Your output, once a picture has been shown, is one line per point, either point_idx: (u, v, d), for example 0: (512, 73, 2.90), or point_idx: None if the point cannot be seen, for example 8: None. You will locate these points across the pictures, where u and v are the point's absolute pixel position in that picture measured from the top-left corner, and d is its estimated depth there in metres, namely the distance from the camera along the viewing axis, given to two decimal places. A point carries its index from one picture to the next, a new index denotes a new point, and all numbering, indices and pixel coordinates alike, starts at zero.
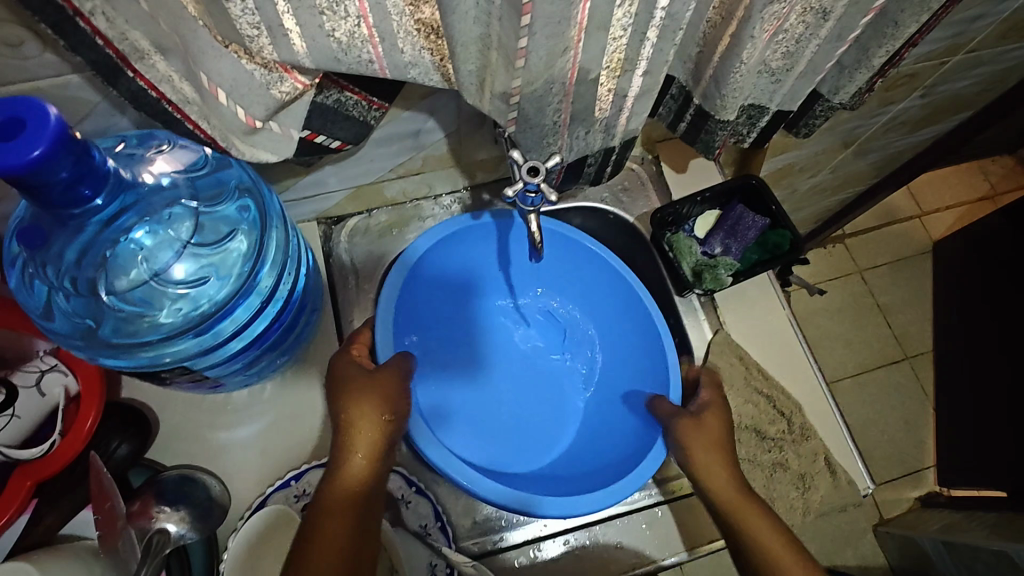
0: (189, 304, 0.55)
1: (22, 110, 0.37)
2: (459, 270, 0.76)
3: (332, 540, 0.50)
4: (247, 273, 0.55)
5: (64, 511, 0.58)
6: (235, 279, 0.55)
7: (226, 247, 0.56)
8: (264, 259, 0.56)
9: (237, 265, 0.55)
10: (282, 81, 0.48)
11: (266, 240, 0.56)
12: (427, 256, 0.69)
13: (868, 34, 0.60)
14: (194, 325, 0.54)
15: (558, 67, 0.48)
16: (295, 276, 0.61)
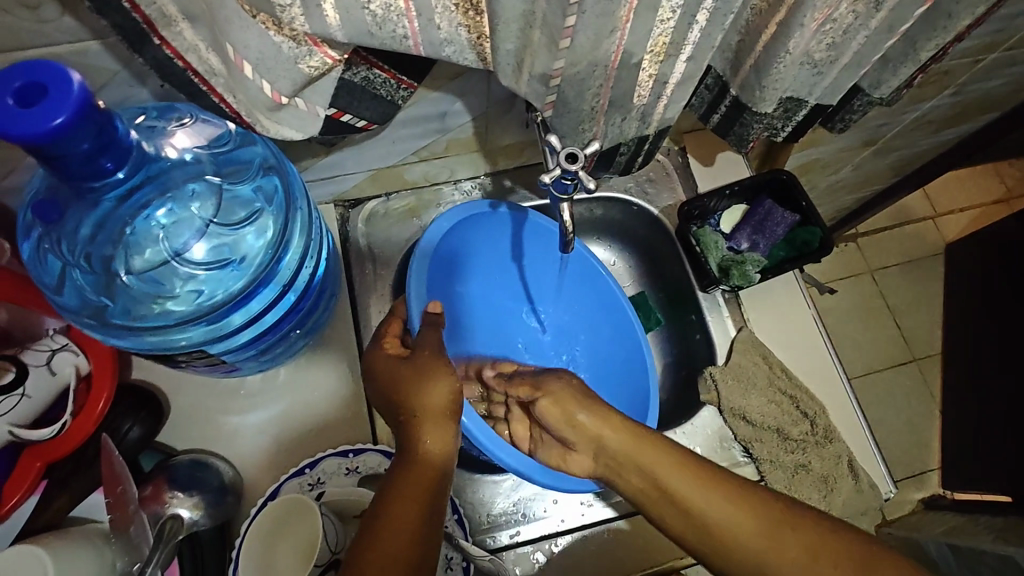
0: (202, 290, 0.52)
1: (43, 76, 0.35)
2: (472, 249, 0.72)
3: (400, 527, 0.45)
4: (265, 261, 0.53)
5: (74, 494, 0.57)
6: (253, 269, 0.53)
7: (243, 231, 0.53)
8: (286, 248, 0.54)
9: (255, 252, 0.53)
10: (311, 55, 0.45)
11: (287, 227, 0.54)
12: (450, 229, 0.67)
13: (919, 26, 0.58)
14: (204, 313, 0.51)
15: (603, 49, 0.46)
16: (314, 264, 0.59)
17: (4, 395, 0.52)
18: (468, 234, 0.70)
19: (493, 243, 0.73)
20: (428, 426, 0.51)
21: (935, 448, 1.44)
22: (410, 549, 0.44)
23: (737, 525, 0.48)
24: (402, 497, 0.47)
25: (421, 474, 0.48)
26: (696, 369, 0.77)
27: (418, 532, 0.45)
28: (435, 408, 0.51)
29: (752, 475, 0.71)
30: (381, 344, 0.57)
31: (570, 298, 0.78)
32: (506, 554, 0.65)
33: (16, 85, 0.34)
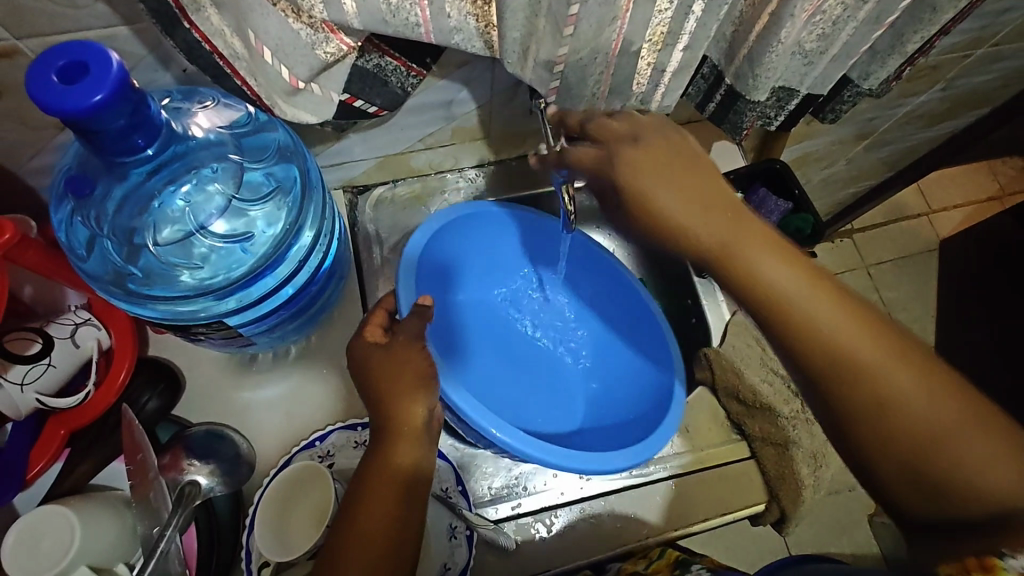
0: (211, 268, 0.54)
1: (86, 56, 0.37)
2: (470, 251, 0.76)
3: (365, 532, 0.48)
4: (276, 246, 0.55)
5: (96, 462, 0.59)
6: (262, 253, 0.55)
7: (254, 213, 0.56)
8: (297, 234, 0.56)
9: (266, 235, 0.55)
10: (328, 42, 0.48)
11: (300, 215, 0.56)
12: (443, 230, 0.71)
13: (904, 19, 0.60)
14: (211, 290, 0.53)
15: (604, 36, 0.49)
16: (323, 253, 0.61)
17: (31, 365, 0.54)
18: (466, 236, 0.74)
19: (499, 249, 0.78)
20: (402, 440, 0.52)
21: None
22: (378, 554, 0.48)
23: (870, 354, 0.45)
24: (371, 508, 0.49)
25: (389, 480, 0.50)
26: (692, 353, 0.80)
27: (384, 536, 0.49)
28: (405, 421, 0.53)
29: (743, 451, 0.73)
30: (364, 335, 0.58)
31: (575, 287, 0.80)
32: (507, 525, 0.67)
33: (61, 63, 0.37)
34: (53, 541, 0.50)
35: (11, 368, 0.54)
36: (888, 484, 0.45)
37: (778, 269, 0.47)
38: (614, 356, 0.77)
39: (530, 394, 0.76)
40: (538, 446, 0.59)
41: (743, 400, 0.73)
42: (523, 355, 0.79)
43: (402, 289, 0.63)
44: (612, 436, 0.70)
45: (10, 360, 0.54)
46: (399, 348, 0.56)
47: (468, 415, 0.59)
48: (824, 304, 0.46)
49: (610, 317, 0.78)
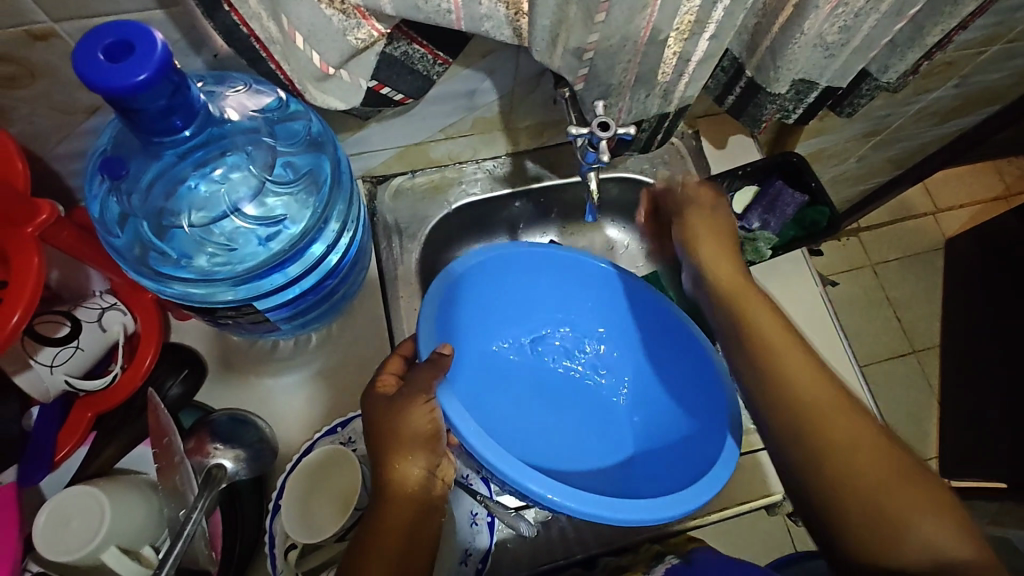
0: (228, 256, 0.55)
1: (131, 36, 0.38)
2: (495, 293, 0.72)
3: (383, 540, 0.50)
4: (296, 241, 0.55)
5: (121, 445, 0.60)
6: (276, 248, 0.55)
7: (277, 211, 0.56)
8: (318, 233, 0.57)
9: (287, 231, 0.56)
10: (359, 28, 0.49)
11: (324, 218, 0.57)
12: (468, 271, 0.67)
13: (925, 12, 0.61)
14: (225, 277, 0.54)
15: (634, 24, 0.49)
16: (343, 250, 0.62)
17: (59, 347, 0.55)
18: (492, 277, 0.70)
19: (521, 292, 0.74)
20: (411, 454, 0.52)
21: (933, 437, 1.47)
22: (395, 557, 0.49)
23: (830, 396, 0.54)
24: (383, 520, 0.50)
25: (407, 502, 0.51)
26: None
27: (400, 539, 0.50)
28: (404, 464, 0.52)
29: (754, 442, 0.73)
30: (374, 387, 0.56)
31: (606, 321, 0.75)
32: (527, 511, 0.68)
33: (107, 42, 0.37)
34: (82, 523, 0.50)
35: (40, 350, 0.54)
36: (841, 510, 0.50)
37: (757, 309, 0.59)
38: (655, 389, 0.72)
39: (578, 447, 0.71)
40: (574, 495, 0.52)
41: None
42: (555, 397, 0.75)
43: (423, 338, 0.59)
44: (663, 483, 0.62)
45: (38, 341, 0.54)
46: (404, 400, 0.53)
47: (498, 469, 0.52)
48: (779, 342, 0.56)
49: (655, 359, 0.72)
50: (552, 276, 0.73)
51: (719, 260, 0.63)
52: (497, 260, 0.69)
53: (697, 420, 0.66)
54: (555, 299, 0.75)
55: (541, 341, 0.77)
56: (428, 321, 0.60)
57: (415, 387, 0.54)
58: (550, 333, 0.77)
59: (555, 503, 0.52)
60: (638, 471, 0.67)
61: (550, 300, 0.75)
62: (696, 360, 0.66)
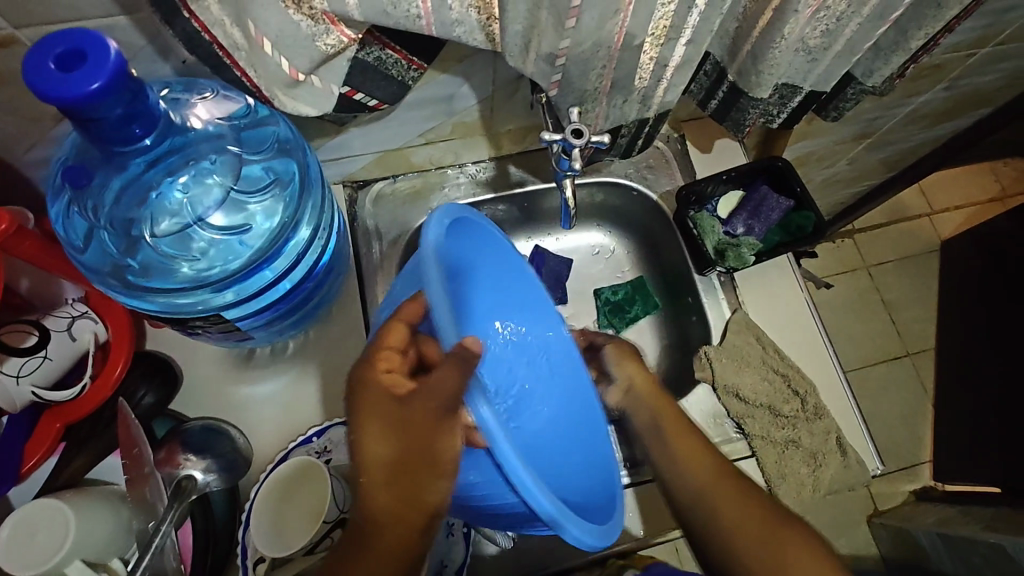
0: (209, 262, 0.54)
1: (83, 43, 0.37)
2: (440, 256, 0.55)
3: (385, 546, 0.48)
4: (272, 240, 0.54)
5: (91, 456, 0.59)
6: (257, 248, 0.54)
7: (253, 211, 0.55)
8: (293, 230, 0.56)
9: (263, 230, 0.55)
10: (328, 34, 0.48)
11: (298, 214, 0.56)
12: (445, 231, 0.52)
13: (909, 15, 0.60)
14: (209, 282, 0.53)
15: (607, 29, 0.48)
16: (320, 251, 0.61)
17: (27, 358, 0.54)
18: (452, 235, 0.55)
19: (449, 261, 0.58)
20: (439, 475, 0.47)
21: (928, 441, 1.45)
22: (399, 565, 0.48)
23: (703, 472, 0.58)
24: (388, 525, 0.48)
25: (412, 517, 0.48)
26: (691, 350, 0.81)
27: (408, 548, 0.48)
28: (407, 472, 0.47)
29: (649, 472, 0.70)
30: (378, 369, 0.49)
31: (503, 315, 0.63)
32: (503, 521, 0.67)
33: (59, 51, 0.37)
34: (46, 536, 0.50)
35: (7, 360, 0.53)
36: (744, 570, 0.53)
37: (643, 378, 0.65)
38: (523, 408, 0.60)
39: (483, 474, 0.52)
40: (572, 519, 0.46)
41: (742, 398, 0.73)
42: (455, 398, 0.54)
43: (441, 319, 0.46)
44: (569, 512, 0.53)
45: (6, 352, 0.53)
46: (438, 416, 0.46)
47: (530, 492, 0.43)
48: (718, 482, 0.58)
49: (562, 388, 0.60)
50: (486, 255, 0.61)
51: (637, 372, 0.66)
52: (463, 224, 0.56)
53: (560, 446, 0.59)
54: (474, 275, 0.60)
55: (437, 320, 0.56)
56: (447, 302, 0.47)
57: (441, 396, 0.46)
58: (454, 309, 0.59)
59: (569, 537, 0.46)
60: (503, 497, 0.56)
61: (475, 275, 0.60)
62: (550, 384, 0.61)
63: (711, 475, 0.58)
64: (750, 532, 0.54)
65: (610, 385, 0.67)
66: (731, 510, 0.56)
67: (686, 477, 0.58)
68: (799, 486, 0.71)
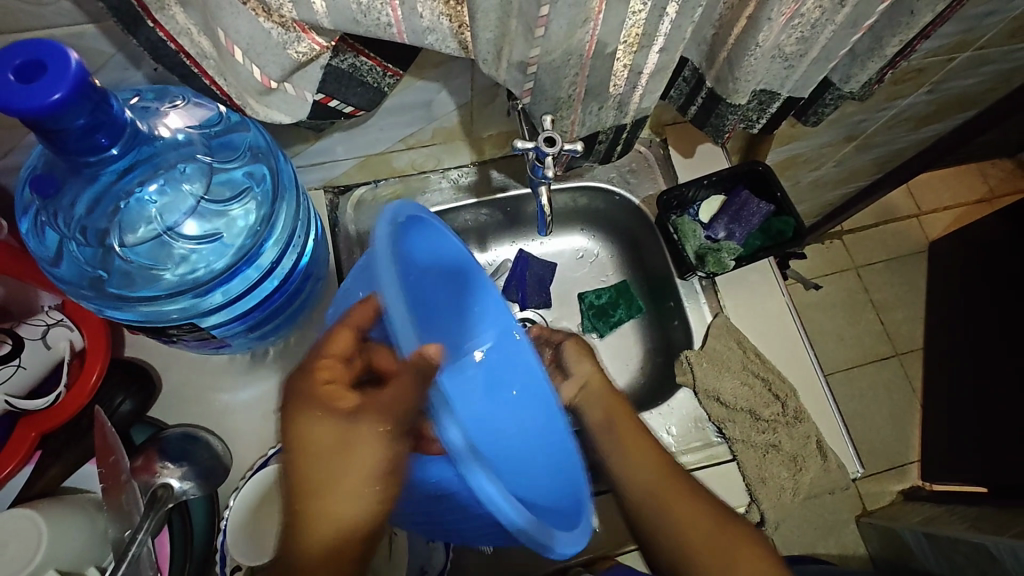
0: (191, 266, 0.54)
1: (43, 53, 0.37)
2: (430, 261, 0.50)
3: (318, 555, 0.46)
4: (252, 239, 0.54)
5: (67, 464, 0.59)
6: (239, 247, 0.54)
7: (235, 210, 0.54)
8: (272, 229, 0.55)
9: (238, 233, 0.54)
10: (299, 41, 0.48)
11: (273, 211, 0.56)
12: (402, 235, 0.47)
13: (884, 22, 0.60)
14: (194, 286, 0.53)
15: (577, 38, 0.48)
16: (298, 252, 0.60)
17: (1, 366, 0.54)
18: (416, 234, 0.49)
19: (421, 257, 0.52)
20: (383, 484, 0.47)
21: (915, 441, 1.46)
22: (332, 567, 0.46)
23: (645, 475, 0.59)
24: (320, 528, 0.46)
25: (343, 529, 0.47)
26: (674, 353, 0.81)
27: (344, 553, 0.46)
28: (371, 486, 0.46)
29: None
30: (318, 381, 0.47)
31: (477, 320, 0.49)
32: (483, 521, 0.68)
33: (18, 62, 0.36)
34: (16, 544, 0.49)
35: None
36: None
37: (590, 369, 0.64)
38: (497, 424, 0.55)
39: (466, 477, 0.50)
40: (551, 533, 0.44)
41: (723, 402, 0.73)
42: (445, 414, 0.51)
43: (402, 324, 0.44)
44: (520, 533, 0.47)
45: None
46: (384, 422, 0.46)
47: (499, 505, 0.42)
48: (668, 482, 0.58)
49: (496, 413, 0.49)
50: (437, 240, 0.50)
51: (582, 362, 0.65)
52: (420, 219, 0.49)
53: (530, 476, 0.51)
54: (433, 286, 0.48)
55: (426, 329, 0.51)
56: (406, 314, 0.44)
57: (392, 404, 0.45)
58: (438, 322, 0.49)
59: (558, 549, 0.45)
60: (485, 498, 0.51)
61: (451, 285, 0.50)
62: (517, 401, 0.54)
63: (657, 473, 0.58)
64: (703, 541, 0.56)
65: (565, 380, 0.64)
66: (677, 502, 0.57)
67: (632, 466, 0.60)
68: (779, 490, 0.71)
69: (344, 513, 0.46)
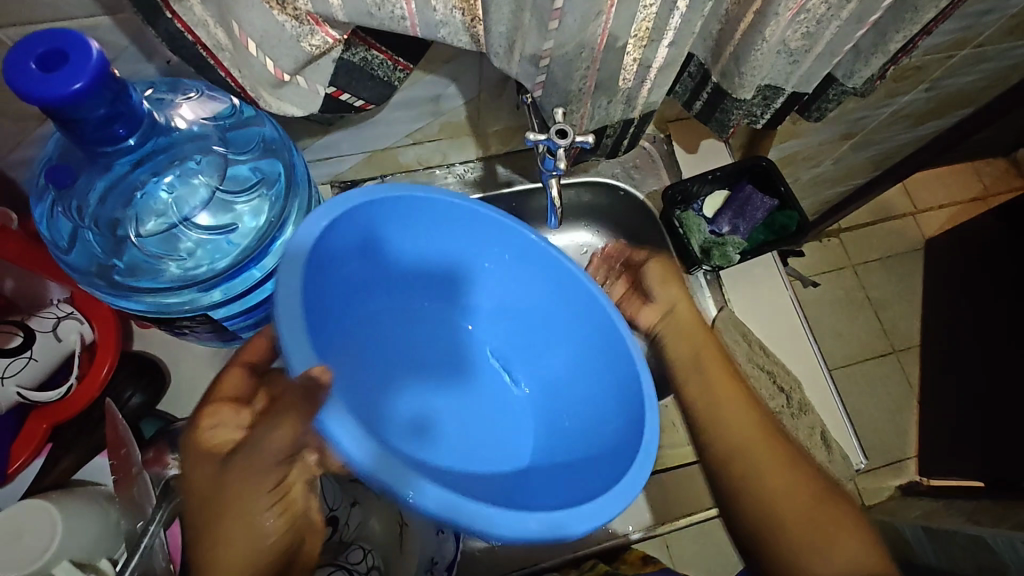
0: (203, 259, 0.54)
1: (65, 43, 0.37)
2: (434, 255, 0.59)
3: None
4: (263, 237, 0.54)
5: (78, 456, 0.59)
6: (253, 239, 0.54)
7: (248, 204, 0.55)
8: (281, 228, 0.55)
9: (246, 230, 0.54)
10: (313, 34, 0.48)
11: (283, 211, 0.56)
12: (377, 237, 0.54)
13: (888, 18, 0.61)
14: (202, 280, 0.53)
15: (589, 31, 0.49)
16: None
17: (12, 358, 0.54)
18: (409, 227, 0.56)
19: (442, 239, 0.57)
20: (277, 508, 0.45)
21: (913, 437, 1.48)
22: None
23: (741, 435, 0.60)
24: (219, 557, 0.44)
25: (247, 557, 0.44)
26: None
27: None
28: (270, 528, 0.45)
29: (667, 461, 0.74)
30: (203, 427, 0.48)
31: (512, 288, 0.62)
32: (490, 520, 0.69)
33: (40, 51, 0.37)
34: (33, 537, 0.50)
35: None
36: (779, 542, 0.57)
37: (681, 302, 0.68)
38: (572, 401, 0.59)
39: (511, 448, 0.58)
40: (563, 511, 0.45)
41: None
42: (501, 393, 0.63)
43: (291, 341, 0.42)
44: (570, 497, 0.50)
45: None
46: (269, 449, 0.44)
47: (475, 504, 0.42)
48: (762, 441, 0.60)
49: (579, 337, 0.60)
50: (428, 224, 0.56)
51: (673, 294, 0.68)
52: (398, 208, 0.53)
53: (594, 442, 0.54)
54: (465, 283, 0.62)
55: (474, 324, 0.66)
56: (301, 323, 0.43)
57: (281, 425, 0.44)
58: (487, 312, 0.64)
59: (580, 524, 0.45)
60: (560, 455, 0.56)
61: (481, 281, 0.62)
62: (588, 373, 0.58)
63: (753, 431, 0.60)
64: (798, 507, 0.57)
65: (648, 305, 0.69)
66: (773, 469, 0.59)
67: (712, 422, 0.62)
68: None
69: (229, 565, 0.44)
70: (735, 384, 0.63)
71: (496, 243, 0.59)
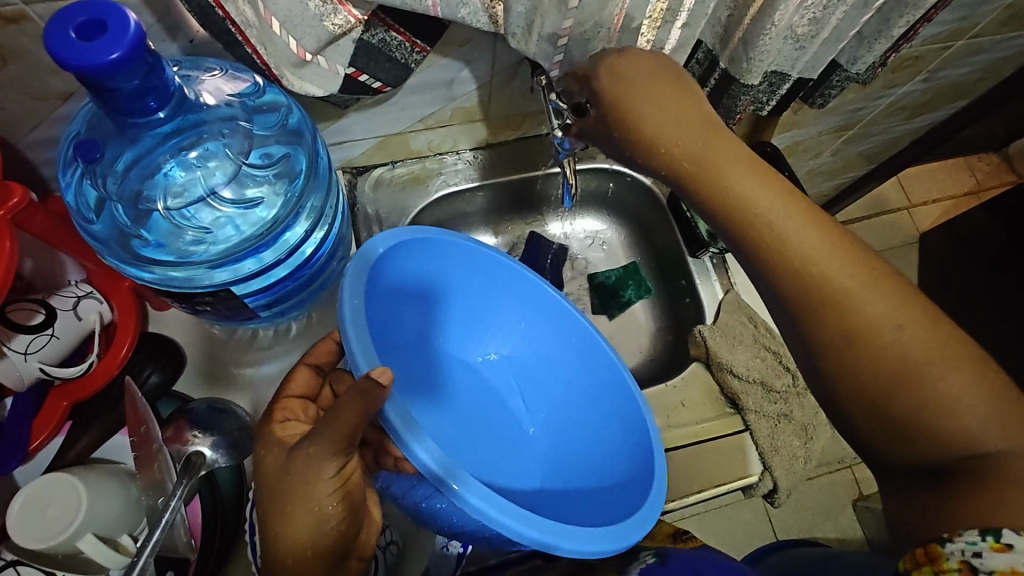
0: (222, 237, 0.55)
1: (104, 14, 0.38)
2: (435, 279, 0.62)
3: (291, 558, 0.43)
4: (282, 222, 0.56)
5: (98, 434, 0.59)
6: (269, 222, 0.56)
7: (269, 189, 0.56)
8: (299, 213, 0.57)
9: (262, 218, 0.56)
10: (336, 13, 0.49)
11: (299, 208, 0.57)
12: (395, 264, 0.57)
13: (891, 4, 0.63)
14: (219, 258, 0.54)
15: (608, 11, 0.51)
16: (323, 233, 0.62)
17: (34, 335, 0.54)
18: (425, 258, 0.59)
19: (448, 272, 0.62)
20: (334, 488, 0.43)
21: None
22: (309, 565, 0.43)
23: (852, 301, 0.45)
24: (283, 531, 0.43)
25: (320, 539, 0.44)
26: (685, 331, 0.84)
27: (316, 549, 0.44)
28: (332, 512, 0.43)
29: (677, 440, 0.73)
30: (273, 419, 0.48)
31: (515, 316, 0.67)
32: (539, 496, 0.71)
33: (79, 21, 0.37)
34: (57, 511, 0.50)
35: (14, 338, 0.54)
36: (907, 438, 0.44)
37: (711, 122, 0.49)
38: (563, 423, 0.66)
39: (504, 466, 0.63)
40: (576, 531, 0.48)
41: (737, 374, 0.75)
42: (487, 414, 0.67)
43: (359, 350, 0.47)
44: (602, 514, 0.56)
45: (12, 329, 0.53)
46: (320, 449, 0.42)
47: (510, 529, 0.46)
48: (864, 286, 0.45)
49: (580, 368, 0.66)
50: (441, 258, 0.60)
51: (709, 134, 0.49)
52: (427, 239, 0.57)
53: (599, 469, 0.61)
54: (466, 307, 0.66)
55: (464, 338, 0.68)
56: (364, 330, 0.48)
57: (334, 417, 0.41)
58: (483, 331, 0.68)
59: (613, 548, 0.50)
60: (564, 478, 0.62)
61: (483, 307, 0.67)
62: (589, 398, 0.65)
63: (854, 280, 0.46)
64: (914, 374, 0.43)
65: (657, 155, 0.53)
66: (921, 345, 0.43)
67: (813, 298, 0.45)
68: (792, 458, 0.75)
69: (295, 537, 0.43)
70: (810, 222, 0.47)
71: (499, 281, 0.65)
